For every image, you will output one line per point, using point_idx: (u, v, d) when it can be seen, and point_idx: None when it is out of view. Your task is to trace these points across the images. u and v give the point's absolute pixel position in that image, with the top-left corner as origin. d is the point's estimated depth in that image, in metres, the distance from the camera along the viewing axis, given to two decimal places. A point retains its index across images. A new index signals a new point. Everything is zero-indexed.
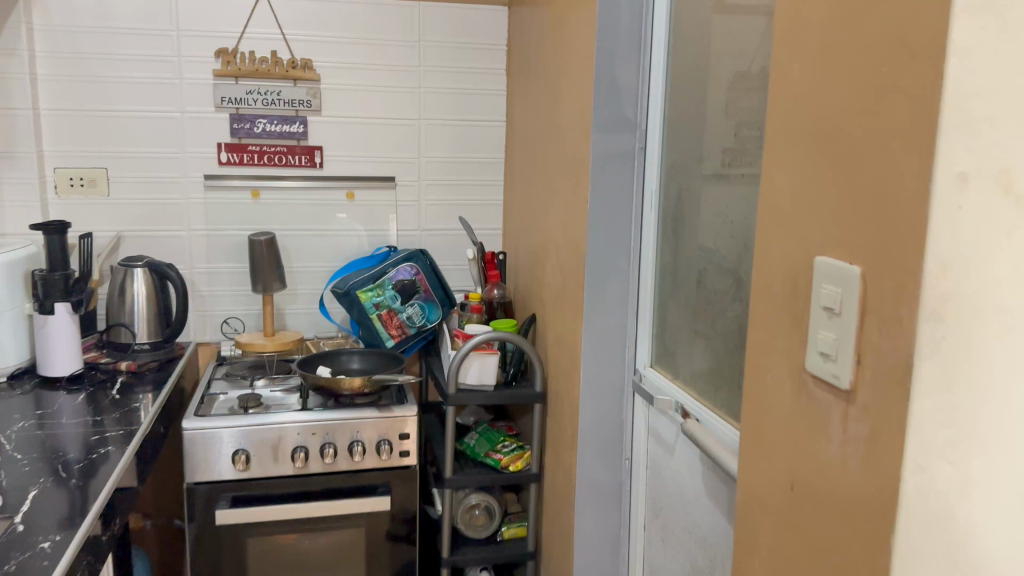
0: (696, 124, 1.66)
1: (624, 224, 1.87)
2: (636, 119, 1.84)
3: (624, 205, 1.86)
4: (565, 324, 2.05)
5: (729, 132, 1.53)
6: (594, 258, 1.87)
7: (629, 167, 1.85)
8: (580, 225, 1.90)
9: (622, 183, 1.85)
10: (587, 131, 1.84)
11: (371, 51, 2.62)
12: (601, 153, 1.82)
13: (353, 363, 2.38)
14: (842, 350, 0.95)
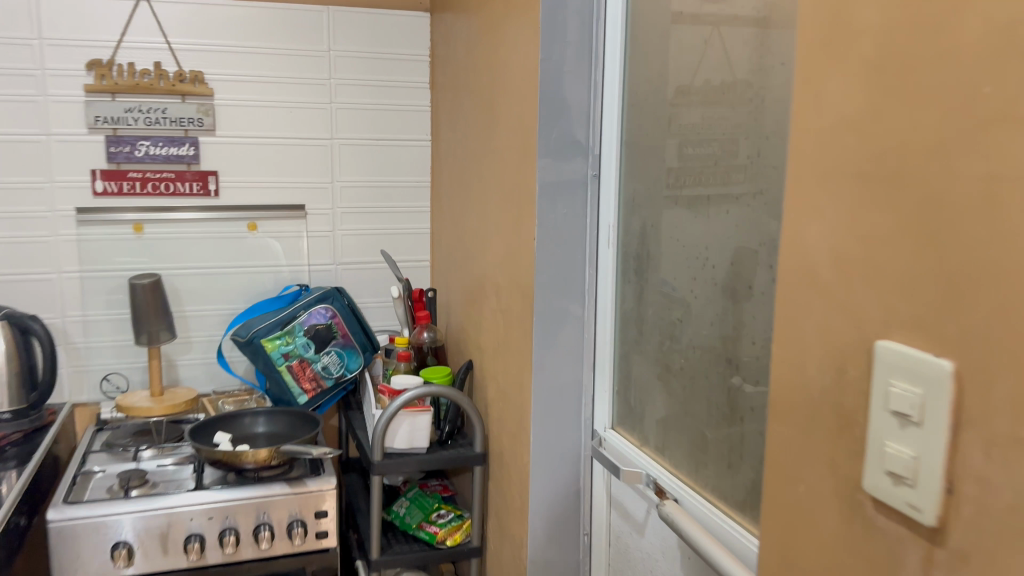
0: (663, 149, 1.40)
1: (577, 264, 1.60)
2: (588, 141, 1.57)
3: (576, 242, 1.59)
4: (509, 378, 1.76)
5: (709, 159, 1.28)
6: (543, 305, 1.59)
7: (581, 199, 1.58)
8: (525, 267, 1.62)
9: (574, 217, 1.58)
10: (532, 157, 1.56)
11: (274, 62, 2.28)
12: (550, 183, 1.55)
13: (258, 428, 2.04)
14: (924, 472, 0.69)
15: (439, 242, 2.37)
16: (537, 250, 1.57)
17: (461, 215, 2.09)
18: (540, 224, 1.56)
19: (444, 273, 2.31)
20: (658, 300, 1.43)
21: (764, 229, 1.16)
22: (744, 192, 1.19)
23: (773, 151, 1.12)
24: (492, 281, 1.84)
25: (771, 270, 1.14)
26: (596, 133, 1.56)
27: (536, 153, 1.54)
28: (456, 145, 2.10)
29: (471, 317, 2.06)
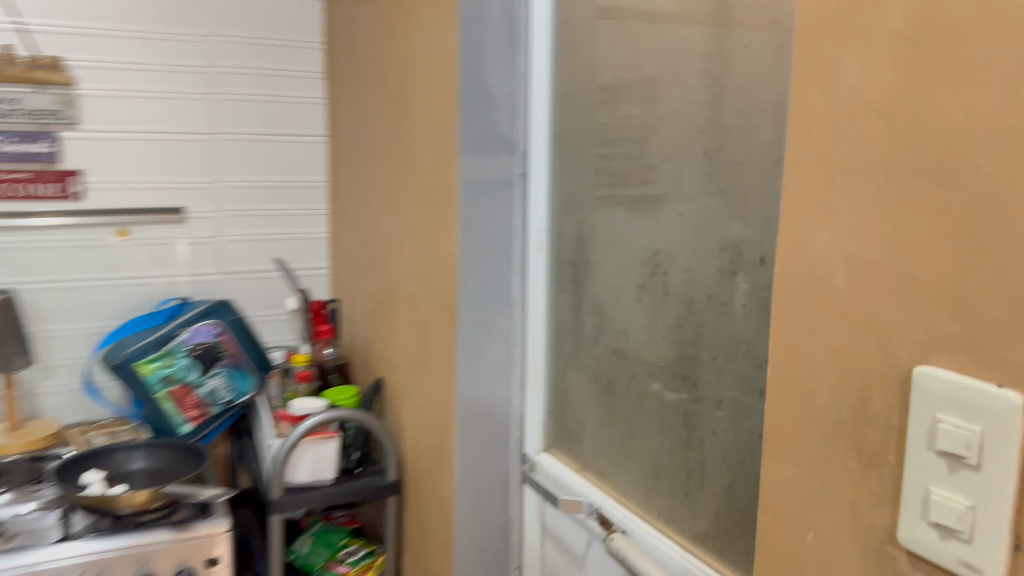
0: (601, 143, 1.26)
1: (501, 271, 1.45)
2: (512, 136, 1.41)
3: (501, 248, 1.44)
4: (427, 399, 1.59)
5: (656, 155, 1.14)
6: (465, 318, 1.43)
7: (506, 200, 1.43)
8: (446, 275, 1.45)
9: (497, 220, 1.43)
10: (451, 153, 1.39)
11: (145, 47, 2.02)
12: (471, 182, 1.39)
13: (136, 463, 1.78)
14: (985, 525, 0.58)
15: (343, 251, 2.17)
16: (458, 257, 1.41)
17: (370, 219, 1.89)
18: (461, 227, 1.40)
19: (347, 283, 2.10)
20: (598, 311, 1.30)
21: (724, 232, 1.03)
22: (697, 191, 1.07)
23: (735, 145, 1.00)
24: (407, 292, 1.66)
25: (733, 278, 1.02)
26: (521, 127, 1.41)
27: (455, 149, 1.37)
28: (361, 143, 1.91)
29: (381, 331, 1.87)
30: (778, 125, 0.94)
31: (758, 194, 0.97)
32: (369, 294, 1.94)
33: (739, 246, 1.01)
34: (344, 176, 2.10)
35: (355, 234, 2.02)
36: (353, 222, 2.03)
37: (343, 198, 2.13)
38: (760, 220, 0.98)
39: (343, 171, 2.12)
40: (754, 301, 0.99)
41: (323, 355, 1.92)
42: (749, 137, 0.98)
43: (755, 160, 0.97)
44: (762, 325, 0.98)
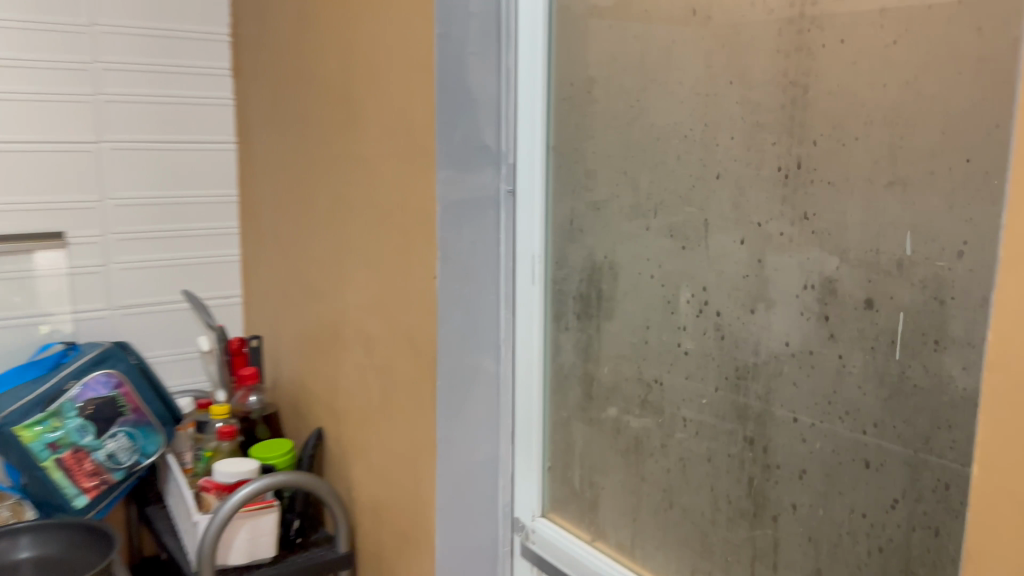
0: (616, 154, 1.05)
1: (484, 306, 1.21)
2: (498, 145, 1.18)
3: (484, 279, 1.20)
4: (392, 459, 1.33)
5: (704, 171, 0.93)
6: (445, 365, 1.19)
7: (490, 223, 1.19)
8: (420, 313, 1.20)
9: (482, 246, 1.19)
10: (427, 167, 1.14)
11: (10, 38, 1.64)
12: (452, 202, 1.14)
13: (22, 553, 1.43)
14: None
15: (257, 275, 1.85)
16: (436, 292, 1.16)
17: (300, 241, 1.60)
18: (440, 257, 1.15)
19: (268, 314, 1.80)
20: (618, 355, 1.09)
21: (810, 267, 0.84)
22: (767, 217, 0.88)
23: (827, 160, 0.81)
24: (358, 328, 1.40)
25: (824, 324, 0.84)
26: (510, 134, 1.17)
27: (432, 162, 1.12)
28: (287, 151, 1.62)
29: (316, 374, 1.59)
30: (894, 137, 0.76)
31: (862, 221, 0.79)
32: (299, 330, 1.65)
33: (833, 284, 0.82)
34: (257, 190, 1.79)
35: (278, 259, 1.72)
36: (273, 244, 1.73)
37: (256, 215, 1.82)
38: (864, 253, 0.79)
39: (255, 184, 1.81)
40: (857, 352, 0.81)
41: (249, 406, 1.62)
42: (849, 151, 0.80)
43: (858, 179, 0.79)
44: (871, 381, 0.80)
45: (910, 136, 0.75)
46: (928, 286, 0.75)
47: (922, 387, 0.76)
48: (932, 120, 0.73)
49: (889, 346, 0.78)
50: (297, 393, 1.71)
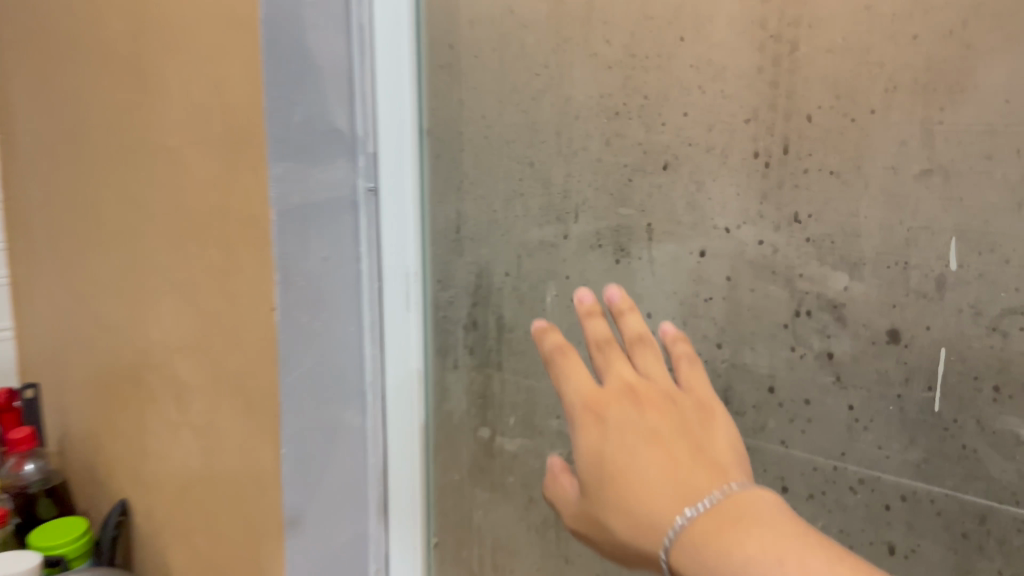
0: (514, 140, 0.79)
1: (344, 347, 0.77)
2: (354, 129, 0.75)
3: (344, 307, 0.77)
4: (220, 548, 1.01)
5: (645, 160, 0.70)
6: (296, 452, 0.74)
7: (345, 226, 0.76)
8: (267, 366, 0.72)
9: (342, 262, 0.76)
10: (257, 164, 0.69)
11: None
12: (295, 206, 0.70)
13: None
14: None
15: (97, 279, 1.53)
16: (278, 332, 0.71)
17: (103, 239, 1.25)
18: (280, 284, 0.70)
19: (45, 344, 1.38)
20: (528, 402, 0.83)
21: (805, 287, 0.62)
22: (740, 220, 0.65)
23: (827, 142, 0.60)
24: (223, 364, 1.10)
25: (827, 363, 0.62)
26: (369, 111, 0.76)
27: (264, 154, 0.68)
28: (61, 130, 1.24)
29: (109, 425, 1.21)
30: (925, 106, 0.56)
31: (882, 223, 0.58)
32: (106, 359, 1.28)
33: (840, 310, 0.61)
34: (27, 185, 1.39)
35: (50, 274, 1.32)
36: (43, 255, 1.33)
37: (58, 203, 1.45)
38: (886, 267, 0.58)
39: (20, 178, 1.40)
40: (879, 401, 0.60)
41: (29, 475, 1.22)
42: (861, 128, 0.58)
43: (874, 167, 0.58)
44: (897, 439, 0.59)
45: (954, 105, 0.54)
46: (984, 312, 0.55)
47: (976, 449, 0.57)
48: (984, 81, 0.54)
49: (924, 393, 0.58)
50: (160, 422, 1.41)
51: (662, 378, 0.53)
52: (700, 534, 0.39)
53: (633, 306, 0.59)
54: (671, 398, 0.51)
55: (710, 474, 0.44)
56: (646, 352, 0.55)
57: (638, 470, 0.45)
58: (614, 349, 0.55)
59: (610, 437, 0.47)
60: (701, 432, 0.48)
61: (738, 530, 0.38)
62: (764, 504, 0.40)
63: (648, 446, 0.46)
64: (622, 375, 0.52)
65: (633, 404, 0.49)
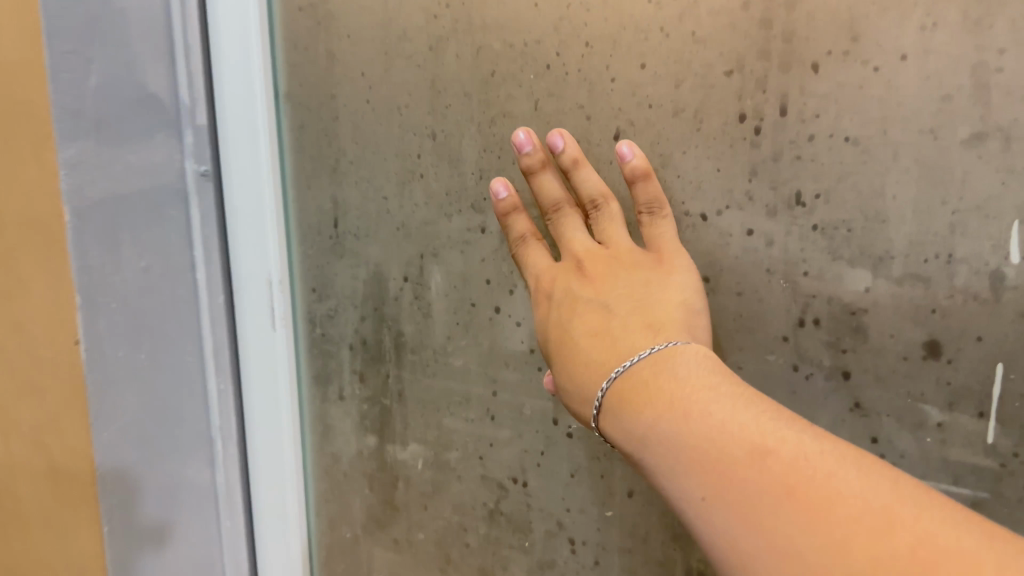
0: (406, 104, 0.60)
1: (179, 376, 0.64)
2: (179, 96, 0.61)
3: (176, 328, 0.63)
4: None
5: (589, 128, 0.53)
6: (120, 517, 0.60)
7: (171, 229, 0.62)
8: (76, 422, 0.57)
9: (168, 273, 0.62)
10: (34, 148, 0.52)
11: None
12: (97, 201, 0.55)
13: None
14: None
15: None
16: (86, 374, 0.56)
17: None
18: (83, 308, 0.55)
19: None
20: (437, 440, 0.65)
21: (812, 289, 0.48)
22: (722, 205, 0.50)
23: (842, 100, 0.45)
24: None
25: (842, 386, 0.48)
26: (195, 69, 0.61)
27: (49, 131, 0.52)
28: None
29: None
30: (976, 49, 0.42)
31: (916, 205, 0.44)
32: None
33: (859, 318, 0.47)
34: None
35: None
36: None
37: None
38: (921, 262, 0.45)
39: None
40: (912, 433, 0.47)
41: None
42: (887, 81, 0.44)
43: (904, 132, 0.44)
44: (935, 481, 0.47)
45: (1018, 47, 0.41)
46: None
47: None
48: None
49: (974, 421, 0.45)
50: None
51: (619, 244, 0.52)
52: (617, 395, 0.43)
53: (578, 154, 0.53)
54: (622, 263, 0.51)
55: (647, 337, 0.45)
56: (609, 215, 0.53)
57: (580, 350, 0.48)
58: (567, 218, 0.54)
59: (552, 316, 0.51)
60: (647, 296, 0.48)
61: (653, 392, 0.41)
62: (711, 391, 0.40)
63: (592, 317, 0.49)
64: (574, 245, 0.53)
65: (617, 265, 0.51)
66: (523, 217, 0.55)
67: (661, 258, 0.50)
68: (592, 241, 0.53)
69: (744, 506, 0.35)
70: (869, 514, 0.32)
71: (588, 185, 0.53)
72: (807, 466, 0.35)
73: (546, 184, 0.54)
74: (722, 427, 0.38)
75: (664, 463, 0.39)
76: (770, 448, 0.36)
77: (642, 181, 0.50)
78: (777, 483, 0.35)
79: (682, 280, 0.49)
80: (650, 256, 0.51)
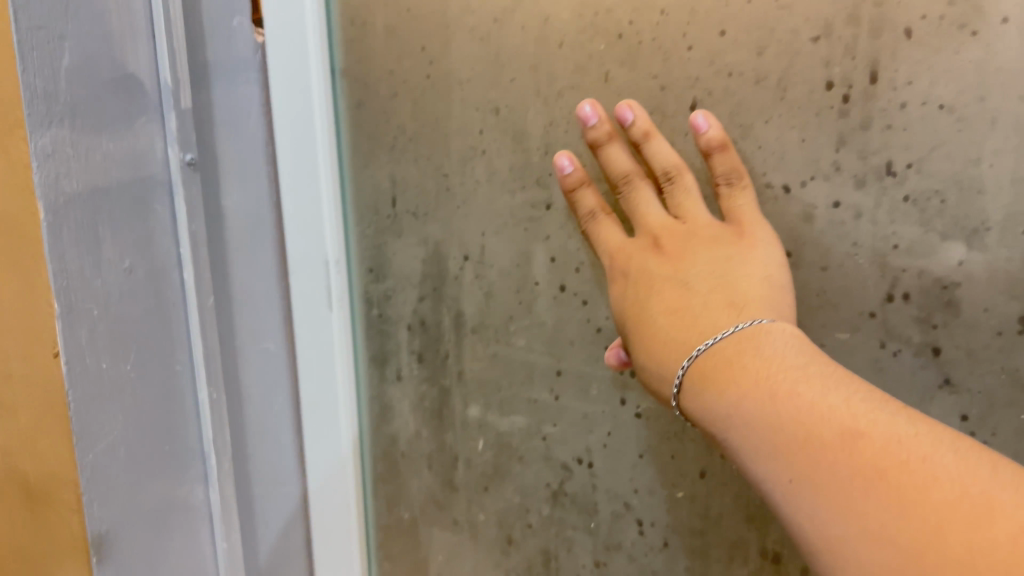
0: (469, 78, 0.59)
1: (167, 388, 0.57)
2: (157, 79, 0.54)
3: (160, 333, 0.57)
4: None
5: (664, 98, 0.52)
6: (111, 542, 0.54)
7: (153, 225, 0.55)
8: (55, 431, 0.51)
9: (150, 274, 0.55)
10: (5, 131, 0.47)
11: None
12: (74, 195, 0.49)
13: None
14: None
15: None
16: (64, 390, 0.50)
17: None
18: (62, 318, 0.49)
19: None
20: (499, 421, 0.64)
21: (903, 262, 0.46)
22: (806, 176, 0.48)
23: (936, 65, 0.44)
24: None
25: (931, 362, 0.47)
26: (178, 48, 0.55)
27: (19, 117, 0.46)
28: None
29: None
30: None
31: (1014, 173, 0.43)
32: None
33: (952, 293, 0.45)
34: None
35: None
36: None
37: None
38: (1019, 233, 0.43)
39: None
40: (1006, 410, 0.45)
41: None
42: (986, 44, 0.42)
43: (1004, 98, 0.42)
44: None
45: None
46: None
47: None
48: None
49: None
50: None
51: (696, 216, 0.51)
52: (696, 373, 0.43)
53: (648, 125, 0.51)
54: (699, 236, 0.50)
55: (728, 314, 0.44)
56: (683, 187, 0.51)
57: (658, 328, 0.47)
58: (639, 191, 0.53)
59: (629, 293, 0.50)
60: (728, 270, 0.47)
61: (736, 370, 0.41)
62: (802, 371, 0.39)
63: (671, 292, 0.48)
64: (648, 219, 0.52)
65: (694, 239, 0.50)
66: (591, 192, 0.54)
67: (739, 230, 0.49)
68: (666, 215, 0.52)
69: (834, 489, 0.35)
70: (967, 500, 0.32)
71: (659, 157, 0.52)
72: (901, 448, 0.35)
73: (615, 157, 0.53)
74: (812, 407, 0.37)
75: (749, 442, 0.39)
76: (862, 429, 0.36)
77: (719, 152, 0.49)
78: (870, 466, 0.35)
79: (762, 254, 0.47)
80: (729, 228, 0.49)
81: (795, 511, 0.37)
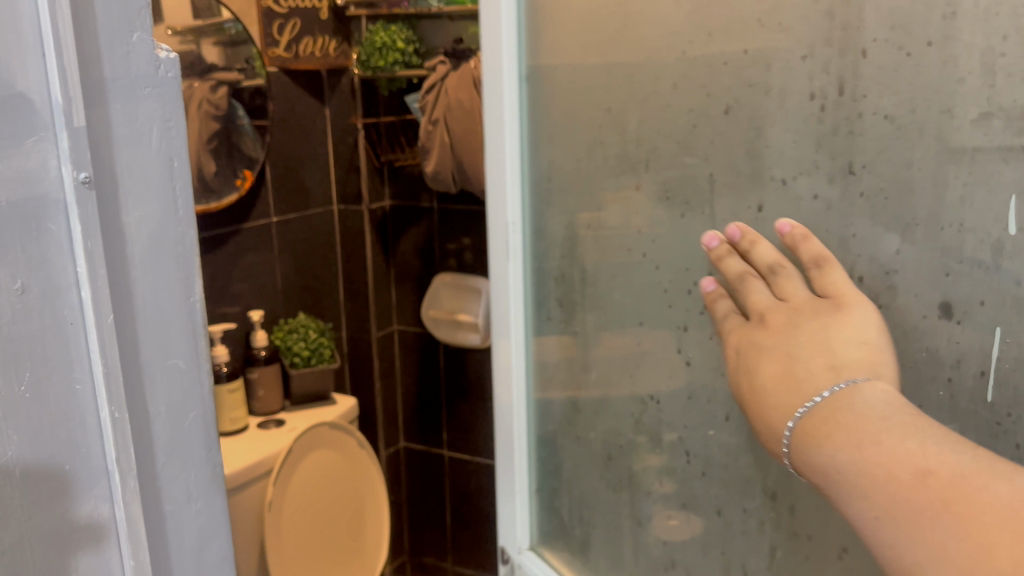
0: (586, 81, 0.75)
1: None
2: (49, 90, 0.35)
3: (70, 420, 0.38)
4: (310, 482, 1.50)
5: (708, 103, 0.63)
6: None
7: (49, 278, 0.36)
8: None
9: (43, 357, 0.37)
10: None
11: None
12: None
13: None
14: None
15: (334, 210, 1.72)
16: None
17: (266, 202, 1.54)
18: None
19: (223, 288, 1.48)
20: (606, 359, 0.80)
21: (857, 249, 0.55)
22: (797, 172, 0.58)
23: (883, 82, 0.51)
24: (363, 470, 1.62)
25: None
26: (71, 56, 0.36)
27: None
28: (229, 73, 1.42)
29: (253, 434, 1.45)
30: (985, 35, 0.47)
31: (936, 176, 0.50)
32: (306, 364, 1.55)
33: (893, 277, 0.54)
34: (307, 148, 1.62)
35: (364, 224, 1.74)
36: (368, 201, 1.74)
37: (288, 144, 1.57)
38: (939, 229, 0.50)
39: (304, 136, 1.61)
40: (927, 386, 0.52)
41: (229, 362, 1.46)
42: (916, 63, 0.50)
43: (929, 110, 0.49)
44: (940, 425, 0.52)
45: (1019, 32, 0.45)
46: None
47: None
48: None
49: (976, 378, 0.50)
50: (380, 376, 1.85)
51: (796, 298, 0.59)
52: (808, 428, 0.50)
53: (752, 237, 0.62)
54: (799, 318, 0.57)
55: (830, 377, 0.52)
56: (785, 279, 0.60)
57: (768, 395, 0.55)
58: (753, 287, 0.62)
59: (744, 367, 0.59)
60: (828, 341, 0.54)
61: (836, 425, 0.48)
62: (884, 421, 0.46)
63: (779, 363, 0.56)
64: (756, 306, 0.61)
65: (798, 318, 0.57)
66: (727, 302, 0.65)
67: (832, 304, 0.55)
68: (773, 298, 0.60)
69: (908, 520, 0.42)
70: (1014, 519, 0.38)
71: (764, 259, 0.62)
72: (964, 479, 0.41)
73: (731, 266, 0.63)
74: (893, 454, 0.44)
75: (844, 485, 0.46)
76: (930, 466, 0.42)
77: (803, 244, 0.57)
78: (937, 498, 0.41)
79: (854, 327, 0.53)
80: (828, 303, 0.55)
81: (884, 543, 0.44)
